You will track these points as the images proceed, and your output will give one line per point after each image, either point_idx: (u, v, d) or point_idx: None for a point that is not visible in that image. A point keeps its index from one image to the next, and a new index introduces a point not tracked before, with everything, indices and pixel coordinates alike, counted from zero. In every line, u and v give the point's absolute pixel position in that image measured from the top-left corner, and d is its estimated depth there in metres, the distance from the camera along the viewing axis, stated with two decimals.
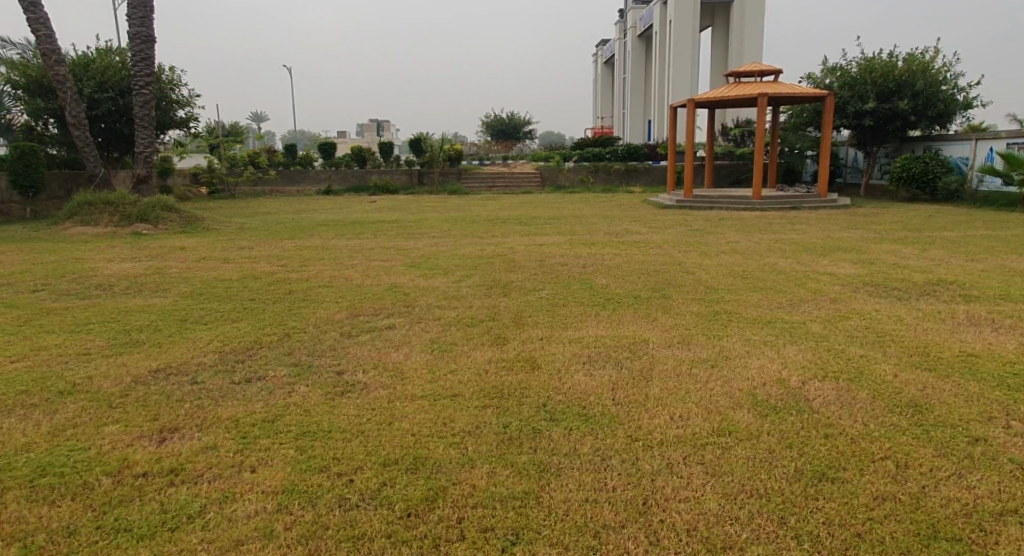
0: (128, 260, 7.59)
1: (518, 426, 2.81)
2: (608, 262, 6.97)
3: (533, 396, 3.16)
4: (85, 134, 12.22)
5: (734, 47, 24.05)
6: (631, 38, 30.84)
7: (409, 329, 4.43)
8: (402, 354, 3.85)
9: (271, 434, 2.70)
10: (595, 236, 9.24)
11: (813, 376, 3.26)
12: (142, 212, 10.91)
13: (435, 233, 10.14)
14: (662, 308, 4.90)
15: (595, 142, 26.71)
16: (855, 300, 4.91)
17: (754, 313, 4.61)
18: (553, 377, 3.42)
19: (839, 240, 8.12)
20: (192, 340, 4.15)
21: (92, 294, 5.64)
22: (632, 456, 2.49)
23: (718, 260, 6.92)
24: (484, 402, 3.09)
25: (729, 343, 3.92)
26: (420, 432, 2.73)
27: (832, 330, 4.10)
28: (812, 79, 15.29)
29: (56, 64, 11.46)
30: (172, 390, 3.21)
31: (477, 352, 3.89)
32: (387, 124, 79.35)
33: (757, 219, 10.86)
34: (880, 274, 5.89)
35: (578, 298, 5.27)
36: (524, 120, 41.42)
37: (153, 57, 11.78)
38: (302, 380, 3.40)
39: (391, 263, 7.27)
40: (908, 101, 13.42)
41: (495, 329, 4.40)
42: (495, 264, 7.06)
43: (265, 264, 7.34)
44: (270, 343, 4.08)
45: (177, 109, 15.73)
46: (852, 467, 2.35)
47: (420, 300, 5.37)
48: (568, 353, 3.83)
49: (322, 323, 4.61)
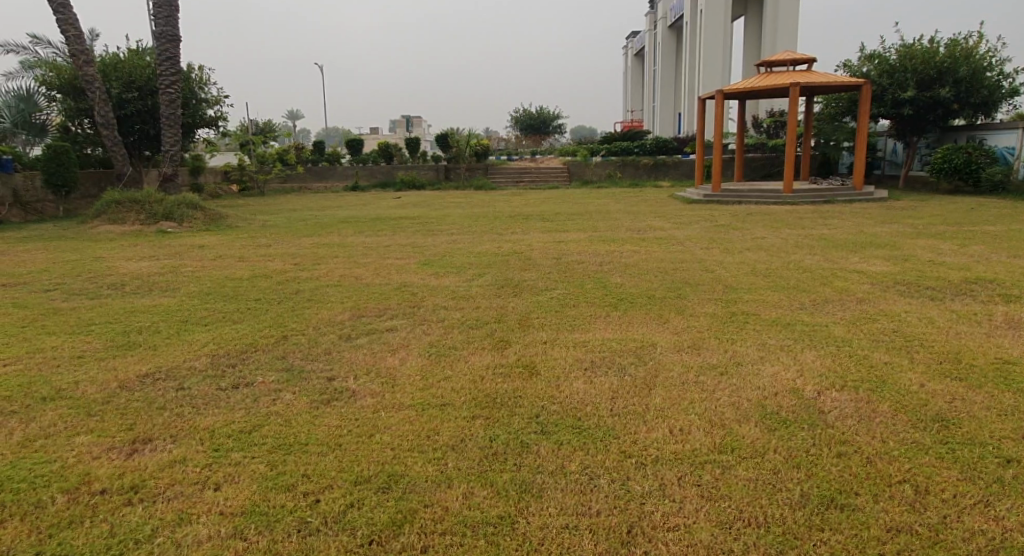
0: (146, 259, 7.61)
1: (507, 440, 2.63)
2: (626, 259, 6.75)
3: (527, 406, 2.98)
4: (113, 134, 12.34)
5: (768, 35, 23.42)
6: (662, 29, 30.34)
7: (410, 332, 4.28)
8: (398, 359, 3.70)
9: (245, 447, 2.57)
10: (616, 232, 8.98)
11: (830, 386, 3.01)
12: (167, 211, 10.99)
13: (455, 230, 10.00)
14: (676, 309, 4.66)
15: (624, 135, 26.30)
16: (885, 300, 4.61)
17: (774, 315, 4.35)
18: (551, 385, 3.23)
19: (872, 235, 7.75)
20: (188, 342, 4.06)
21: (103, 294, 5.62)
22: (622, 475, 2.29)
23: (742, 257, 6.64)
24: (475, 412, 2.92)
25: (743, 347, 3.69)
26: (400, 447, 2.57)
27: (856, 333, 3.83)
28: (848, 67, 14.72)
29: (85, 64, 11.59)
30: (157, 397, 3.12)
31: (476, 356, 3.72)
32: (418, 121, 79.43)
33: (787, 213, 10.49)
34: (913, 272, 5.56)
35: (589, 298, 5.09)
36: (553, 115, 41.06)
37: (178, 57, 11.85)
38: (289, 386, 3.28)
39: (404, 261, 7.15)
40: (950, 88, 12.82)
41: (499, 332, 4.22)
42: (510, 262, 6.89)
43: (279, 263, 7.27)
44: (266, 347, 3.97)
45: (206, 107, 15.91)
46: (866, 492, 2.11)
47: (427, 300, 5.23)
48: (570, 358, 3.63)
49: (323, 325, 4.50)
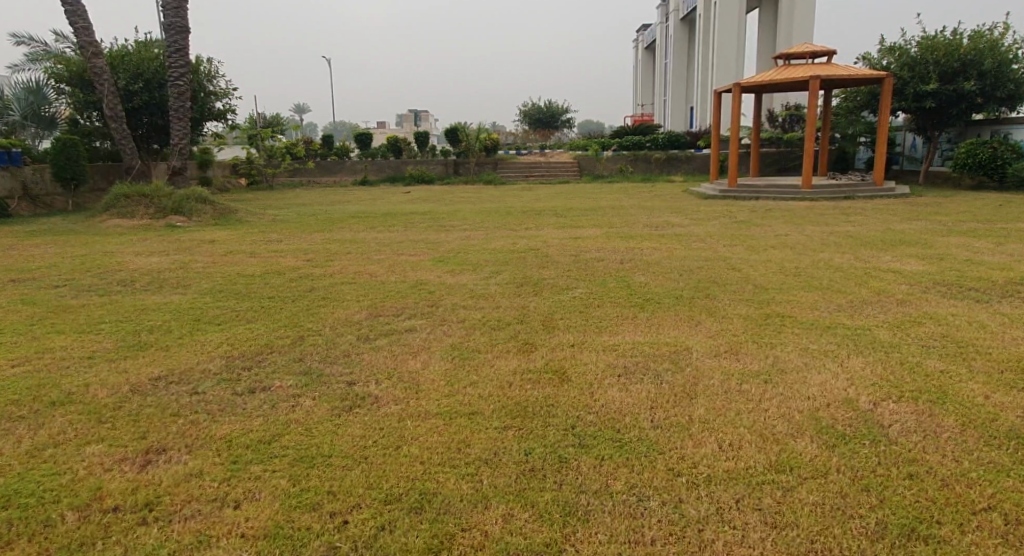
0: (156, 254, 7.46)
1: (545, 453, 2.46)
2: (648, 257, 6.56)
3: (561, 415, 2.80)
4: (122, 127, 12.19)
5: (783, 28, 23.09)
6: (674, 22, 29.99)
7: (430, 333, 4.11)
8: (421, 362, 3.53)
9: (264, 459, 2.39)
10: (633, 228, 8.78)
11: (886, 397, 2.83)
12: (177, 205, 10.86)
13: (468, 225, 9.83)
14: (706, 310, 4.47)
15: (634, 130, 26.02)
16: (926, 302, 4.41)
17: (812, 317, 4.16)
18: (584, 393, 3.06)
19: (900, 233, 7.54)
20: (201, 343, 3.89)
21: (112, 291, 5.46)
22: (674, 497, 2.12)
23: (767, 255, 6.43)
24: (507, 422, 2.75)
25: (784, 352, 3.50)
26: (430, 460, 2.40)
27: (904, 338, 3.65)
28: (868, 60, 14.42)
29: (93, 56, 11.44)
30: (170, 402, 2.95)
31: (502, 360, 3.55)
32: (425, 114, 79.08)
33: (807, 210, 10.26)
34: (951, 271, 5.36)
35: (615, 297, 4.92)
36: (562, 109, 40.79)
37: (188, 48, 11.67)
38: (308, 391, 3.11)
39: (418, 258, 6.97)
40: (975, 82, 12.53)
41: (523, 333, 4.05)
42: (527, 259, 6.70)
43: (290, 259, 7.11)
44: (282, 348, 3.81)
45: (214, 100, 15.78)
46: (948, 521, 1.95)
47: (445, 299, 5.05)
48: (601, 364, 3.44)
49: (340, 325, 4.33)
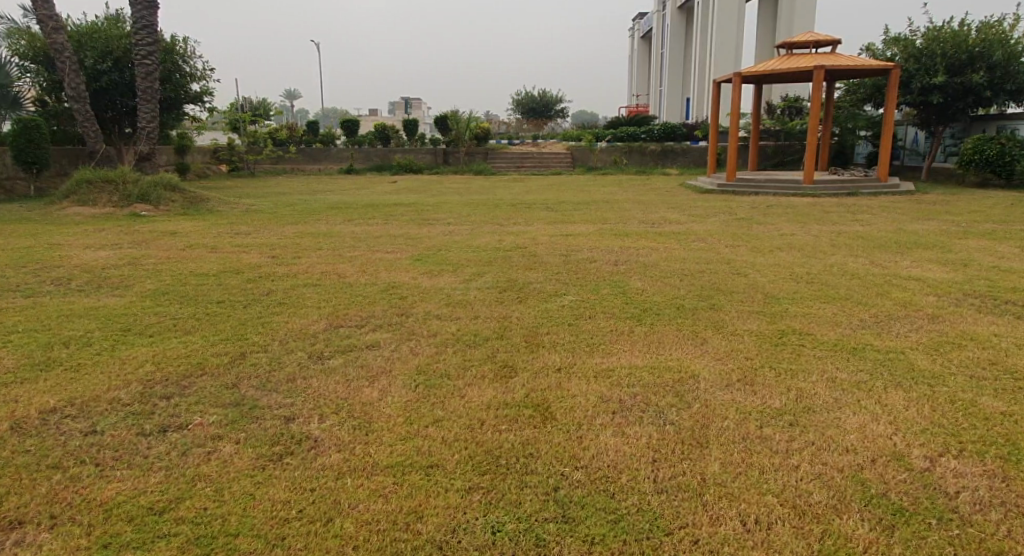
0: (108, 248, 6.81)
1: (517, 533, 1.93)
2: (645, 257, 6.01)
3: (542, 472, 2.24)
4: (85, 108, 11.43)
5: (783, 18, 22.51)
6: (671, 10, 29.33)
7: (393, 351, 3.52)
8: (378, 391, 2.95)
9: (148, 541, 1.85)
10: (627, 225, 8.23)
11: (942, 450, 2.30)
12: (143, 192, 10.17)
13: (453, 219, 9.25)
14: (712, 324, 3.91)
15: (629, 121, 25.42)
16: (961, 319, 3.87)
17: (834, 337, 3.60)
18: (571, 438, 2.48)
19: (914, 233, 7.04)
20: (120, 362, 3.28)
21: (41, 292, 4.84)
22: None
23: (775, 257, 5.89)
24: (474, 479, 2.20)
25: (807, 383, 2.94)
26: (366, 544, 1.87)
27: (947, 366, 3.11)
28: (872, 51, 13.91)
29: (54, 31, 10.68)
30: (53, 448, 2.35)
31: (474, 390, 2.97)
32: (419, 103, 78.13)
33: (809, 206, 9.74)
34: (980, 280, 4.85)
35: (607, 307, 4.35)
36: (556, 98, 40.18)
37: (156, 25, 10.95)
38: (233, 431, 2.52)
39: (394, 256, 6.38)
40: (984, 75, 12.00)
41: (502, 353, 3.48)
42: (512, 259, 6.13)
43: (253, 255, 6.50)
44: (216, 370, 3.21)
45: (190, 82, 15.09)
46: None
47: (417, 306, 4.46)
48: (591, 396, 2.87)
49: (291, 338, 3.76)
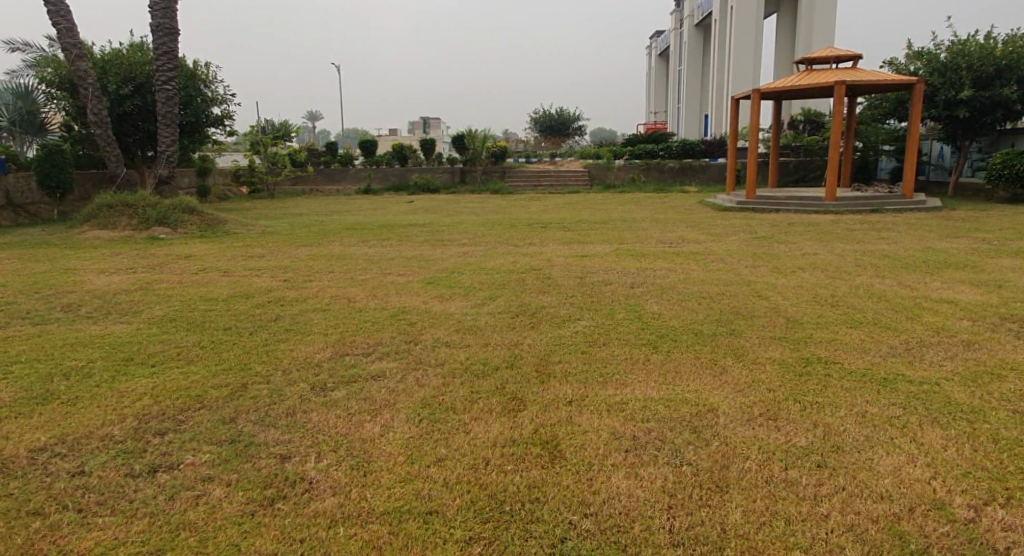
0: (121, 272, 6.81)
1: None
2: (662, 279, 5.85)
3: (550, 520, 2.09)
4: (107, 133, 11.56)
5: (803, 33, 22.32)
6: (689, 28, 29.29)
7: (398, 382, 3.38)
8: (380, 426, 2.82)
9: None
10: (644, 244, 8.06)
11: (988, 498, 2.12)
12: (161, 215, 10.22)
13: (467, 239, 9.16)
14: (731, 352, 3.72)
15: (647, 138, 25.28)
16: (998, 346, 3.65)
17: (862, 366, 3.40)
18: (581, 480, 2.33)
19: (942, 252, 6.80)
20: (120, 394, 3.19)
21: (48, 319, 4.79)
22: None
23: (797, 279, 5.68)
24: (475, 529, 2.07)
25: (834, 418, 2.75)
26: None
27: (986, 399, 2.90)
28: (895, 65, 13.69)
29: (78, 58, 10.82)
30: (38, 492, 2.27)
31: (480, 425, 2.82)
32: (438, 121, 78.52)
33: (832, 224, 9.48)
34: (1015, 302, 4.61)
35: (623, 333, 4.19)
36: (574, 116, 40.16)
37: (177, 51, 11.01)
38: (225, 473, 2.39)
39: (406, 279, 6.27)
40: (1014, 88, 11.70)
41: (511, 384, 3.33)
42: (525, 282, 5.99)
43: (265, 278, 6.46)
44: (216, 402, 3.10)
45: (211, 106, 15.26)
46: None
47: (427, 333, 4.33)
48: (603, 432, 2.71)
49: (295, 367, 3.65)
